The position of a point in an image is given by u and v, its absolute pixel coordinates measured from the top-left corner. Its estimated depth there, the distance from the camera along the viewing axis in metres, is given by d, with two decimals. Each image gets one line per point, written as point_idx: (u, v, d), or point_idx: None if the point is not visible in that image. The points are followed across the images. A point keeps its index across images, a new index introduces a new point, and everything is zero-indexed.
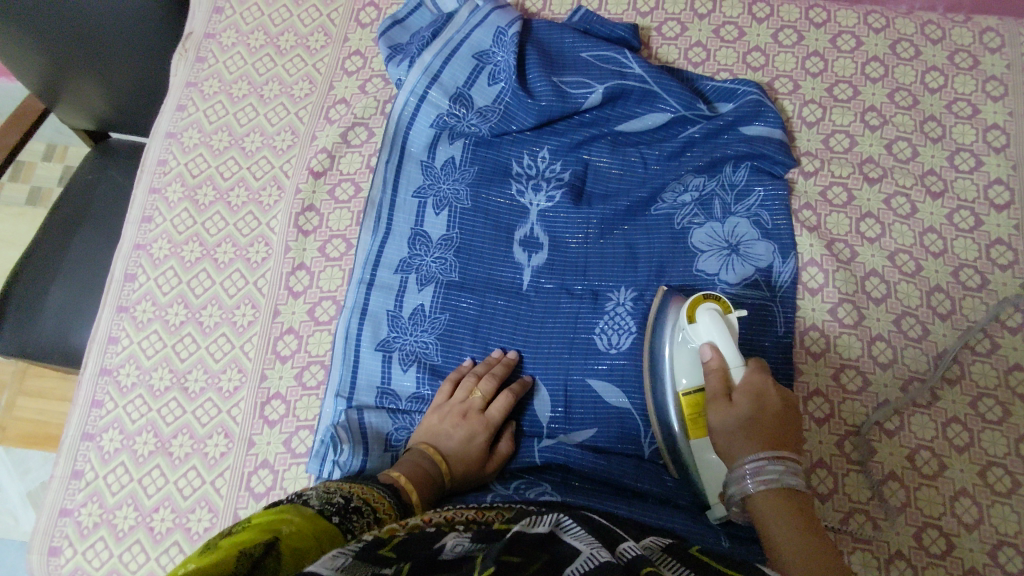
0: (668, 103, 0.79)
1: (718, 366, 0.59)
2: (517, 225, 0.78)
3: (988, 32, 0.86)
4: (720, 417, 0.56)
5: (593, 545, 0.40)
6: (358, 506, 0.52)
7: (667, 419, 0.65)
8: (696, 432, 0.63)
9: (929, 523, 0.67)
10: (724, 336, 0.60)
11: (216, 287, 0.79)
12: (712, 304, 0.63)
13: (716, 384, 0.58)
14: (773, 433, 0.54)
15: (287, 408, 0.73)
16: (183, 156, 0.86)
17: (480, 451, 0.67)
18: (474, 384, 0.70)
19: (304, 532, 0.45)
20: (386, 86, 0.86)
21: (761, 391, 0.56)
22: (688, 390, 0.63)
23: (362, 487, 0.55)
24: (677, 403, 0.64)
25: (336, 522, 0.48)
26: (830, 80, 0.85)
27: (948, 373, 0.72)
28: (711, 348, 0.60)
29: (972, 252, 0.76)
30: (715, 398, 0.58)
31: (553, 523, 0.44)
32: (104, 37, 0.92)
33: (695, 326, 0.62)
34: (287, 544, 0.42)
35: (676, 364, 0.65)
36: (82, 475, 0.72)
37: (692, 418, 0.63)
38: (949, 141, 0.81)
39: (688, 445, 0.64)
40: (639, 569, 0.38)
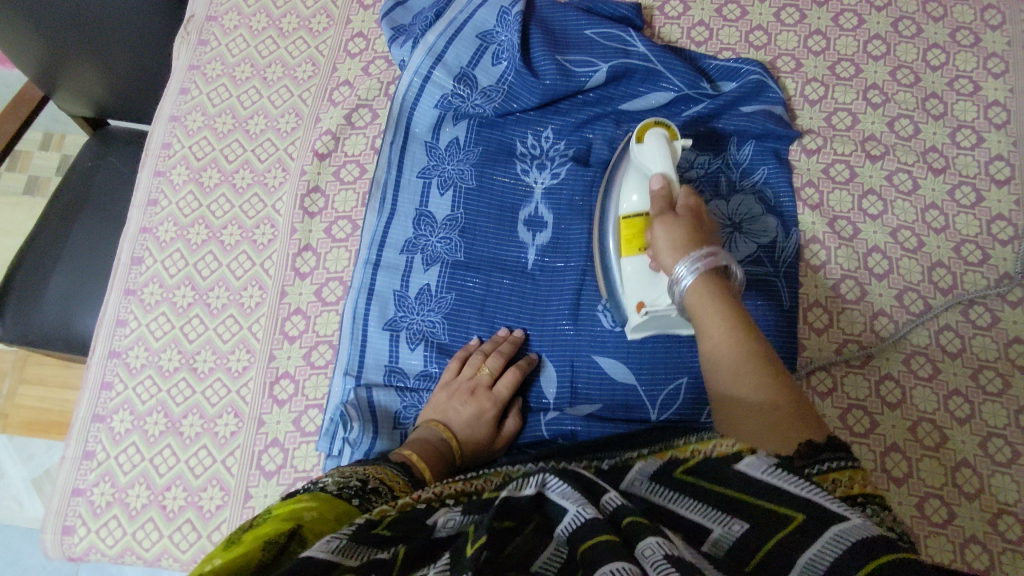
0: (672, 81, 0.79)
1: (661, 194, 0.62)
2: (521, 204, 0.79)
3: (989, 9, 0.86)
4: (667, 230, 0.59)
5: (579, 503, 0.39)
6: (375, 486, 0.52)
7: (608, 227, 0.70)
8: (629, 251, 0.66)
9: (931, 493, 0.68)
10: (668, 161, 0.64)
11: (223, 269, 0.79)
12: (661, 129, 0.67)
13: (659, 203, 0.62)
14: (707, 242, 0.58)
15: (296, 387, 0.74)
16: (187, 139, 0.85)
17: (489, 426, 0.68)
18: (482, 361, 0.70)
19: (325, 516, 0.45)
20: (389, 67, 0.86)
21: (697, 210, 0.61)
22: (632, 209, 0.67)
23: (376, 467, 0.56)
24: (616, 226, 0.68)
25: (354, 505, 0.48)
26: (833, 59, 0.85)
27: (950, 346, 0.73)
28: (661, 177, 0.63)
29: (973, 228, 0.77)
30: (663, 212, 0.61)
31: (540, 482, 0.41)
32: (100, 22, 0.92)
33: (643, 146, 0.66)
34: (310, 530, 0.43)
35: (628, 186, 0.68)
36: (93, 456, 0.73)
37: (628, 234, 0.66)
38: (951, 118, 0.82)
39: (618, 262, 0.67)
40: (625, 519, 0.38)
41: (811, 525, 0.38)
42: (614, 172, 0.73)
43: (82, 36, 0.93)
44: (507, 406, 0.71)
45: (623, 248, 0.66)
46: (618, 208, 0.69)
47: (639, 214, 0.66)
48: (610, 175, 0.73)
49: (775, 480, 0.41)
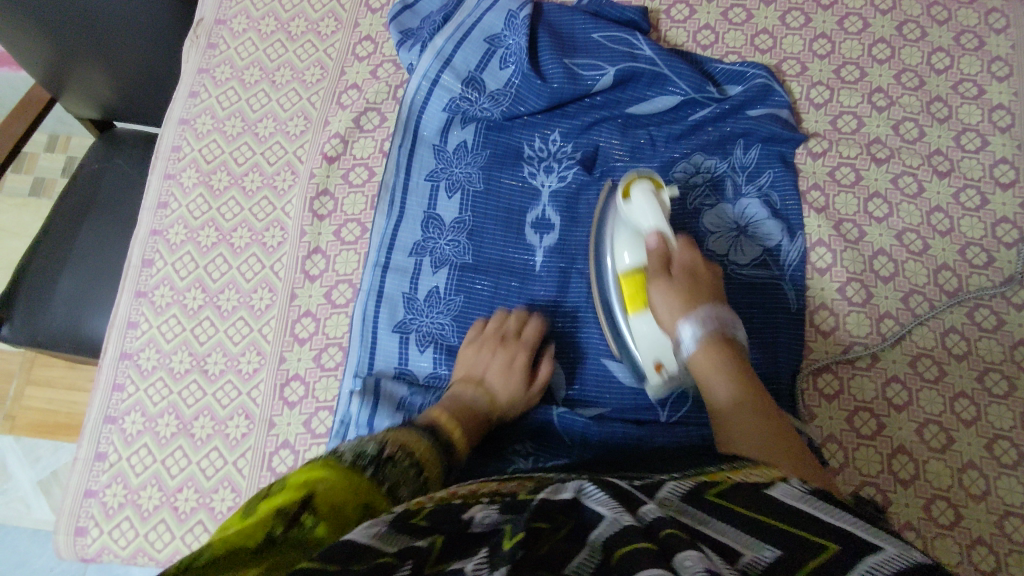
0: (678, 85, 0.79)
1: (659, 250, 0.66)
2: (528, 206, 0.79)
3: (993, 13, 0.87)
4: (665, 294, 0.64)
5: (617, 510, 0.41)
6: (392, 453, 0.53)
7: (612, 314, 0.70)
8: (636, 307, 0.67)
9: (937, 495, 0.68)
10: (658, 215, 0.66)
11: (233, 271, 0.79)
12: (645, 180, 0.68)
13: (656, 262, 0.66)
14: (709, 297, 0.64)
15: (307, 389, 0.74)
16: (197, 142, 0.86)
17: (521, 374, 0.70)
18: (507, 318, 0.73)
19: (340, 487, 0.45)
20: (397, 71, 0.87)
21: (694, 268, 0.66)
22: (627, 268, 0.68)
23: (405, 432, 0.57)
24: (617, 284, 0.69)
25: (369, 475, 0.49)
26: (838, 62, 0.86)
27: (955, 349, 0.73)
28: (656, 234, 0.66)
29: (978, 231, 0.77)
30: (661, 275, 0.65)
31: (577, 488, 0.44)
32: (107, 28, 0.92)
33: (631, 204, 0.67)
34: (322, 499, 0.43)
35: (618, 242, 0.69)
36: (105, 457, 0.73)
37: (631, 294, 0.67)
38: (956, 121, 0.82)
39: (624, 318, 0.68)
40: (661, 530, 0.39)
41: (845, 555, 0.40)
42: (601, 227, 0.73)
43: (89, 41, 0.94)
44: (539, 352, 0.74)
45: (629, 307, 0.67)
46: (613, 266, 0.69)
47: (636, 269, 0.67)
48: (598, 228, 0.73)
49: (807, 507, 0.43)
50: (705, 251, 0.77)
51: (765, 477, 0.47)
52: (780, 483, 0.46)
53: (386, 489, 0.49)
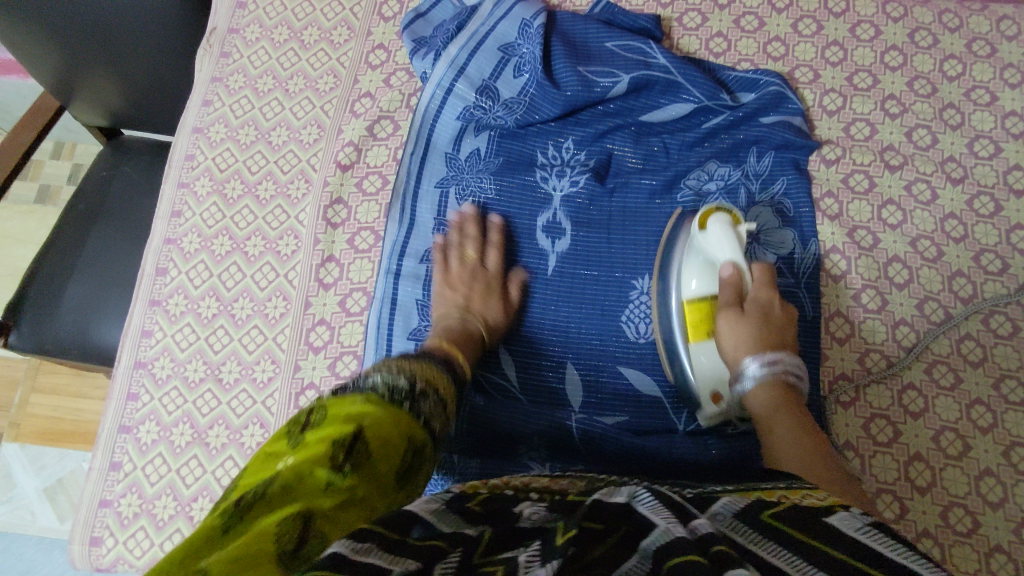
0: (692, 93, 0.80)
1: (735, 289, 0.65)
2: (540, 212, 0.79)
3: (1005, 20, 0.87)
4: (735, 327, 0.63)
5: (669, 519, 0.39)
6: (422, 389, 0.53)
7: (667, 316, 0.69)
8: (697, 336, 0.66)
9: (955, 502, 0.68)
10: (737, 249, 0.64)
11: (247, 280, 0.79)
12: (723, 214, 0.66)
13: (730, 294, 0.64)
14: (778, 348, 0.62)
15: (322, 398, 0.74)
16: (210, 151, 0.86)
17: (497, 291, 0.74)
18: (520, 303, 0.74)
19: (382, 421, 0.45)
20: (410, 79, 0.87)
21: (767, 305, 0.64)
22: (693, 296, 0.66)
23: (426, 366, 0.57)
24: (681, 310, 0.67)
25: (406, 408, 0.49)
26: (850, 69, 0.86)
27: (971, 355, 0.73)
28: (733, 266, 0.65)
29: (992, 238, 0.77)
30: (733, 309, 0.64)
31: (630, 493, 0.43)
32: (119, 45, 0.92)
33: (705, 235, 0.66)
34: (369, 433, 0.44)
35: (687, 268, 0.67)
36: (120, 467, 0.73)
37: (696, 322, 0.66)
38: (968, 128, 0.82)
39: (686, 349, 0.67)
40: (712, 543, 0.37)
41: None
42: (667, 252, 0.71)
43: (100, 56, 0.93)
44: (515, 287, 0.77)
45: (691, 335, 0.66)
46: (678, 292, 0.68)
47: (702, 299, 0.66)
48: (665, 251, 0.72)
49: (867, 540, 0.40)
50: None
51: (825, 502, 0.45)
52: (840, 511, 0.43)
53: (422, 420, 0.50)
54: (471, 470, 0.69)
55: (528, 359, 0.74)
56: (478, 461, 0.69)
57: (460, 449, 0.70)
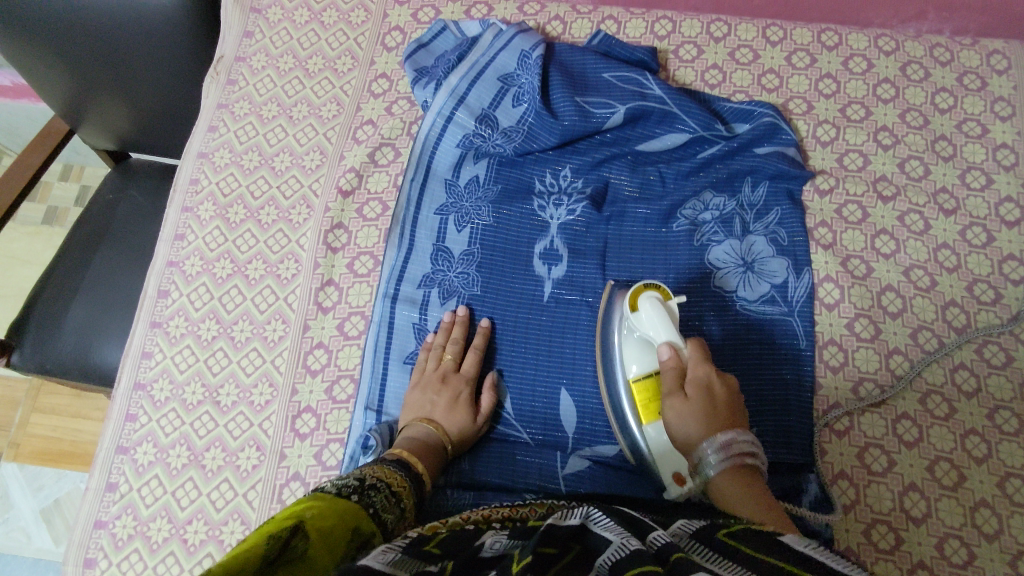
0: (687, 123, 0.82)
1: (675, 367, 0.63)
2: (536, 239, 0.80)
3: (995, 55, 0.89)
4: (683, 415, 0.61)
5: (623, 536, 0.42)
6: (372, 484, 0.54)
7: (616, 390, 0.69)
8: (648, 416, 0.65)
9: (950, 533, 0.68)
10: (672, 332, 0.64)
11: (247, 303, 0.80)
12: (653, 291, 0.66)
13: (672, 380, 0.63)
14: (728, 424, 0.60)
15: (318, 421, 0.74)
16: (214, 175, 0.88)
17: (467, 406, 0.71)
18: (442, 351, 0.74)
19: (325, 513, 0.46)
20: (411, 107, 0.89)
21: (709, 382, 0.62)
22: (638, 378, 0.66)
23: (377, 467, 0.59)
24: (629, 394, 0.67)
25: (355, 500, 0.51)
26: (844, 101, 0.88)
27: (965, 386, 0.73)
28: (669, 348, 0.64)
29: (985, 268, 0.78)
30: (675, 397, 0.62)
31: (583, 514, 0.45)
32: (131, 75, 0.94)
33: (637, 316, 0.66)
34: (312, 525, 0.44)
35: (625, 352, 0.68)
36: (116, 488, 0.74)
37: (646, 402, 0.66)
38: (960, 159, 0.84)
39: (638, 428, 0.66)
40: (668, 556, 0.40)
41: None
42: (609, 313, 0.72)
43: (112, 85, 0.96)
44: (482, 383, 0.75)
45: (643, 415, 0.66)
46: (622, 373, 0.68)
47: (648, 378, 0.66)
48: (604, 318, 0.72)
49: (813, 554, 0.43)
50: (713, 287, 0.78)
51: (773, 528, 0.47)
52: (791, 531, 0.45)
53: (372, 512, 0.51)
54: (464, 501, 0.68)
55: (522, 388, 0.75)
56: (472, 492, 0.69)
57: (453, 483, 0.70)
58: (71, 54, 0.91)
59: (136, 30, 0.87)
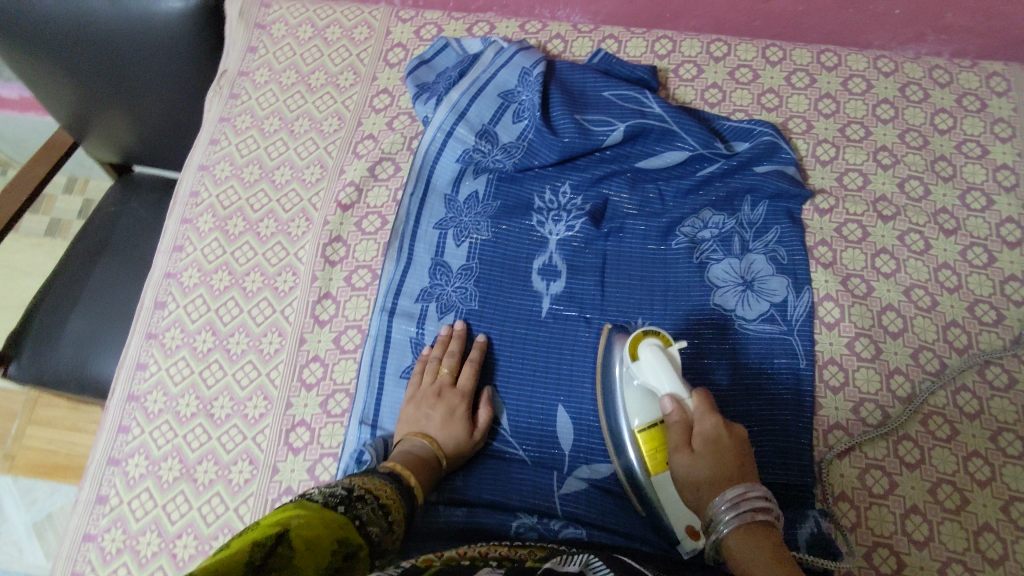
0: (687, 141, 0.81)
1: (681, 419, 0.61)
2: (535, 255, 0.80)
3: (994, 77, 0.89)
4: (689, 468, 0.58)
5: None
6: (360, 495, 0.54)
7: (623, 449, 0.67)
8: (655, 466, 0.64)
9: (953, 558, 0.66)
10: (675, 381, 0.63)
11: (244, 315, 0.80)
12: (653, 338, 0.66)
13: (680, 433, 0.61)
14: (738, 476, 0.57)
15: (312, 435, 0.74)
16: (214, 188, 0.88)
17: (463, 422, 0.70)
18: (438, 365, 0.73)
19: (311, 522, 0.45)
20: (412, 123, 0.90)
21: (716, 434, 0.59)
22: (642, 425, 0.65)
23: (365, 478, 0.58)
24: (633, 443, 0.66)
25: (342, 510, 0.50)
26: (843, 121, 0.88)
27: (968, 407, 0.72)
28: (672, 400, 0.62)
29: (987, 289, 0.78)
30: (681, 449, 0.60)
31: (584, 564, 0.48)
32: (132, 89, 0.95)
33: (637, 365, 0.65)
34: (297, 534, 0.43)
35: (630, 402, 0.66)
36: (106, 500, 0.73)
37: (652, 447, 0.64)
38: (961, 180, 0.84)
39: (647, 480, 0.65)
40: None
41: None
42: (609, 359, 0.71)
43: (115, 98, 0.97)
44: (477, 399, 0.74)
45: (651, 464, 0.64)
46: (626, 425, 0.66)
47: (652, 428, 0.64)
48: (604, 366, 0.71)
49: None
50: (712, 304, 0.77)
51: None
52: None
53: (359, 523, 0.50)
54: (456, 518, 0.67)
55: (519, 404, 0.74)
56: (465, 508, 0.68)
57: (446, 499, 0.69)
58: (74, 69, 0.92)
59: (139, 46, 0.88)
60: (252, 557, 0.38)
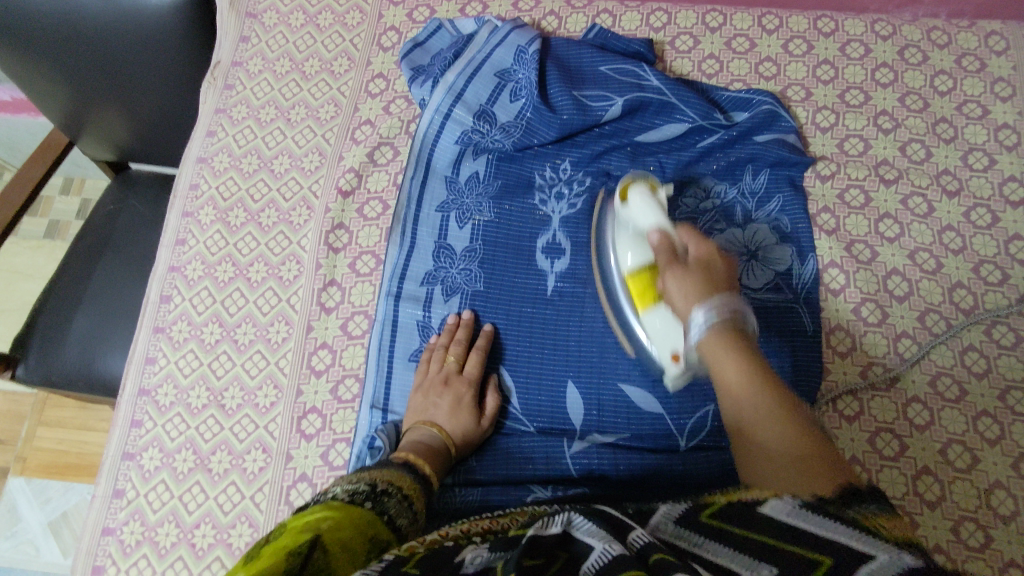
0: (686, 113, 0.81)
1: (664, 232, 0.62)
2: (538, 233, 0.80)
3: (992, 36, 0.89)
4: (678, 281, 0.56)
5: (606, 540, 0.41)
6: (384, 490, 0.54)
7: (616, 292, 0.70)
8: (644, 304, 0.65)
9: (965, 516, 0.67)
10: (662, 216, 0.65)
11: (250, 305, 0.80)
12: (642, 185, 0.69)
13: (665, 255, 0.60)
14: (724, 288, 0.55)
15: (324, 421, 0.74)
16: (214, 180, 0.88)
17: (471, 409, 0.70)
18: (445, 353, 0.73)
19: (341, 524, 0.46)
20: (409, 106, 0.89)
21: (709, 262, 0.58)
22: (632, 267, 0.66)
23: (385, 470, 0.58)
24: (624, 284, 0.68)
25: (368, 508, 0.50)
26: (842, 87, 0.87)
27: (975, 367, 0.73)
28: (658, 231, 0.63)
29: (991, 249, 0.78)
30: (670, 264, 0.59)
31: (565, 521, 0.44)
32: (123, 87, 0.94)
33: (627, 206, 0.69)
34: (329, 537, 0.44)
35: (621, 245, 0.69)
36: (123, 494, 0.73)
37: (639, 291, 0.65)
38: (962, 141, 0.83)
39: (637, 318, 0.66)
40: (650, 556, 0.39)
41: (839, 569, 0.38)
42: (603, 228, 0.75)
43: (107, 97, 0.96)
44: (484, 386, 0.74)
45: (638, 303, 0.65)
46: (619, 269, 0.69)
47: (640, 268, 0.65)
48: (599, 233, 0.75)
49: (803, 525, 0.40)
50: None
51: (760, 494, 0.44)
52: (772, 498, 0.43)
53: (386, 519, 0.51)
54: (473, 498, 0.68)
55: (528, 383, 0.74)
56: (480, 489, 0.69)
57: (462, 481, 0.69)
58: (65, 70, 0.92)
59: (134, 42, 0.87)
60: (289, 567, 0.39)
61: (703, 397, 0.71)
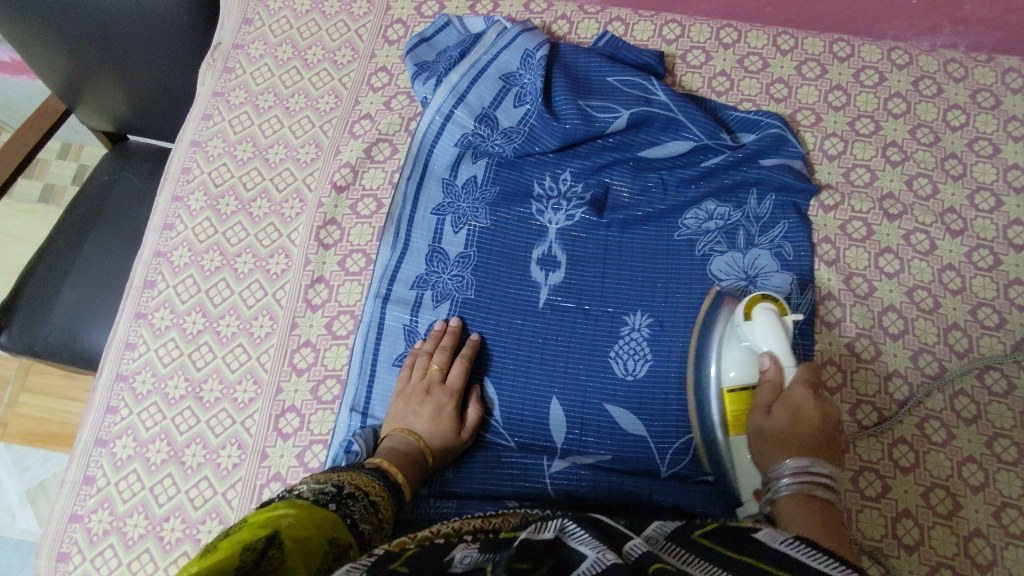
0: (692, 131, 0.79)
1: (772, 378, 0.62)
2: (534, 244, 0.79)
3: (1010, 73, 0.87)
4: (771, 455, 0.59)
5: (599, 548, 0.40)
6: (352, 492, 0.53)
7: (706, 405, 0.67)
8: (736, 427, 0.64)
9: (942, 563, 0.66)
10: (779, 341, 0.62)
11: (235, 297, 0.79)
12: (770, 304, 0.64)
13: (768, 394, 0.61)
14: (814, 446, 0.57)
15: (301, 422, 0.73)
16: (207, 165, 0.86)
17: (451, 420, 0.69)
18: (428, 360, 0.72)
19: (303, 522, 0.45)
20: (410, 103, 0.88)
21: (801, 405, 0.58)
22: (732, 383, 0.64)
23: (354, 474, 0.57)
24: (720, 402, 0.65)
25: (331, 509, 0.49)
26: (853, 114, 0.86)
27: (965, 412, 0.72)
28: (771, 359, 0.62)
29: (991, 292, 0.76)
30: (761, 406, 0.61)
31: (559, 527, 0.44)
32: (117, 60, 0.92)
33: (748, 324, 0.63)
34: (288, 534, 0.42)
35: (726, 356, 0.65)
36: (93, 481, 0.72)
37: (734, 411, 0.64)
38: (970, 179, 0.82)
39: (725, 443, 0.65)
40: (647, 565, 0.39)
41: None
42: (703, 337, 0.69)
43: (101, 69, 0.94)
44: (467, 396, 0.73)
45: (731, 426, 0.64)
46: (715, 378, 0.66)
47: (742, 389, 0.64)
48: (700, 338, 0.69)
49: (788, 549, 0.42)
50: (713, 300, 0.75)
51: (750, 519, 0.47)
52: (765, 526, 0.45)
53: (349, 522, 0.49)
54: (446, 510, 0.67)
55: (512, 398, 0.73)
56: (455, 501, 0.68)
57: (437, 493, 0.68)
58: (57, 39, 0.90)
59: (137, 15, 0.85)
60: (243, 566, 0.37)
61: (686, 423, 0.70)
